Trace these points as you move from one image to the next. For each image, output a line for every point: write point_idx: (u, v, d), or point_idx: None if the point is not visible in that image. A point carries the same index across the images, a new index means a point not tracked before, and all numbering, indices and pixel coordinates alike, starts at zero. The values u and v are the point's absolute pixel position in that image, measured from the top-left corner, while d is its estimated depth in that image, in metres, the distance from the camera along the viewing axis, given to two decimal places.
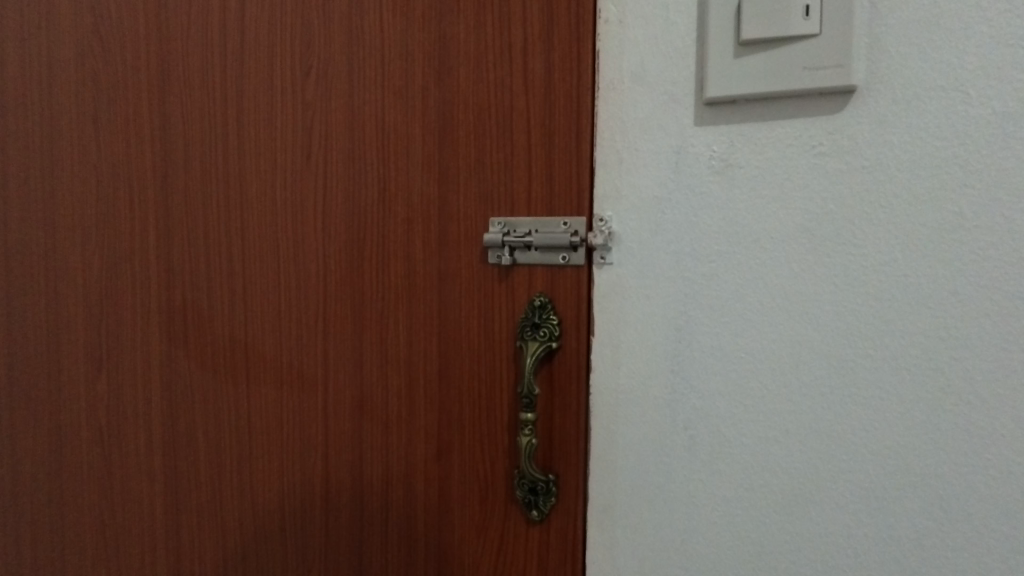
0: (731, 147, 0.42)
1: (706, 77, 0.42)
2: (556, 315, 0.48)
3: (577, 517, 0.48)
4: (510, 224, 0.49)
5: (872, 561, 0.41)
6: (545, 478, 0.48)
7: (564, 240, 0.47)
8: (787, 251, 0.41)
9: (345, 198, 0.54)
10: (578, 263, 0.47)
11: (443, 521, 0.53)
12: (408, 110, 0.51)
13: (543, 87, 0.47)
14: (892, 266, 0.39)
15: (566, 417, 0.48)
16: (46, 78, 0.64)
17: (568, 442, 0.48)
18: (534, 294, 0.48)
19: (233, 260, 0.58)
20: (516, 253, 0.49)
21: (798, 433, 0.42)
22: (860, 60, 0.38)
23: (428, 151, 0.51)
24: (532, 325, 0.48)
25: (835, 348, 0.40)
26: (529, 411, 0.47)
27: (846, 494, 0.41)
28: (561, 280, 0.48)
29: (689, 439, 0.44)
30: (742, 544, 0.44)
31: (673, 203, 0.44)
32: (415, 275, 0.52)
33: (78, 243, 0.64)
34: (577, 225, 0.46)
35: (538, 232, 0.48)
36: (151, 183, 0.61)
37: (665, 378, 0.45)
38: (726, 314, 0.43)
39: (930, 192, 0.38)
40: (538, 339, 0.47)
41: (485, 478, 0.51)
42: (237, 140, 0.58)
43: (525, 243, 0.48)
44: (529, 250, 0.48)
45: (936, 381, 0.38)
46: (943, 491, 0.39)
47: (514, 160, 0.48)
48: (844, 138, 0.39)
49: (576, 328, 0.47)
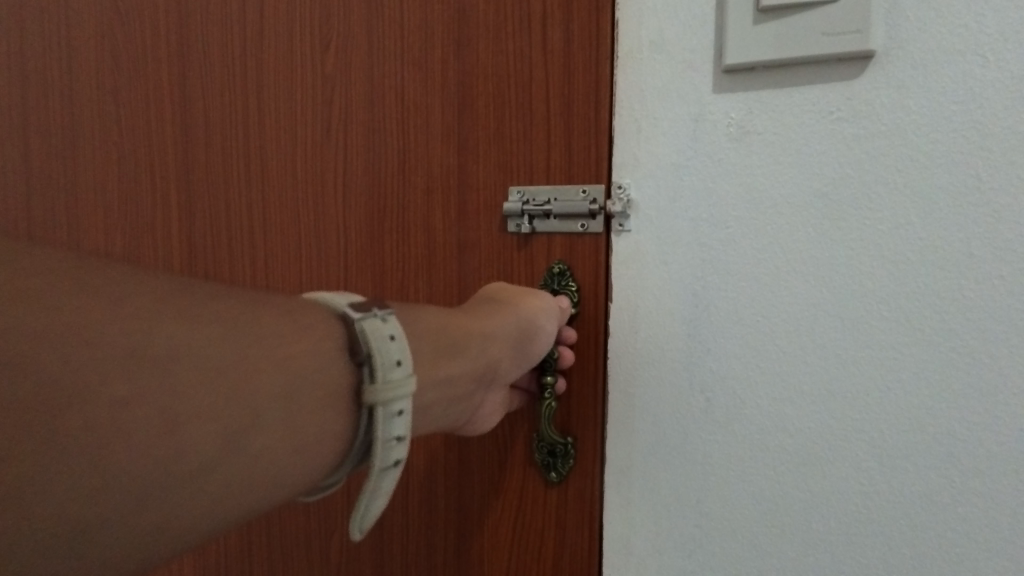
0: (749, 114, 0.43)
1: (725, 44, 0.42)
2: (575, 282, 0.49)
3: (594, 478, 0.49)
4: (529, 193, 0.49)
5: (883, 518, 0.42)
6: (563, 441, 0.49)
7: (582, 208, 0.47)
8: (803, 218, 0.42)
9: (365, 169, 0.55)
10: (597, 231, 0.47)
11: (463, 484, 0.54)
12: (429, 82, 0.52)
13: (563, 56, 0.47)
14: (908, 230, 0.40)
15: (585, 382, 0.49)
16: (65, 59, 0.65)
17: (586, 406, 0.49)
18: (553, 261, 0.50)
19: (256, 233, 0.59)
20: (535, 222, 0.50)
21: (813, 395, 0.43)
22: (879, 26, 0.39)
23: (447, 122, 0.51)
24: (551, 291, 0.49)
25: (849, 312, 0.41)
26: (550, 375, 0.49)
27: (859, 452, 0.42)
28: (580, 248, 0.49)
29: (705, 401, 0.46)
30: (757, 502, 0.45)
31: (691, 170, 0.44)
32: (435, 246, 0.53)
33: (101, 221, 0.65)
34: (597, 193, 0.47)
35: (557, 201, 0.48)
36: (171, 156, 0.62)
37: (683, 342, 0.46)
38: (742, 279, 0.44)
39: (946, 155, 0.39)
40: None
41: (505, 442, 0.53)
42: (257, 114, 0.58)
43: (544, 212, 0.49)
44: (548, 218, 0.49)
45: (950, 342, 0.39)
46: (954, 448, 0.40)
47: (534, 130, 0.49)
48: (860, 104, 0.40)
49: (594, 295, 0.48)
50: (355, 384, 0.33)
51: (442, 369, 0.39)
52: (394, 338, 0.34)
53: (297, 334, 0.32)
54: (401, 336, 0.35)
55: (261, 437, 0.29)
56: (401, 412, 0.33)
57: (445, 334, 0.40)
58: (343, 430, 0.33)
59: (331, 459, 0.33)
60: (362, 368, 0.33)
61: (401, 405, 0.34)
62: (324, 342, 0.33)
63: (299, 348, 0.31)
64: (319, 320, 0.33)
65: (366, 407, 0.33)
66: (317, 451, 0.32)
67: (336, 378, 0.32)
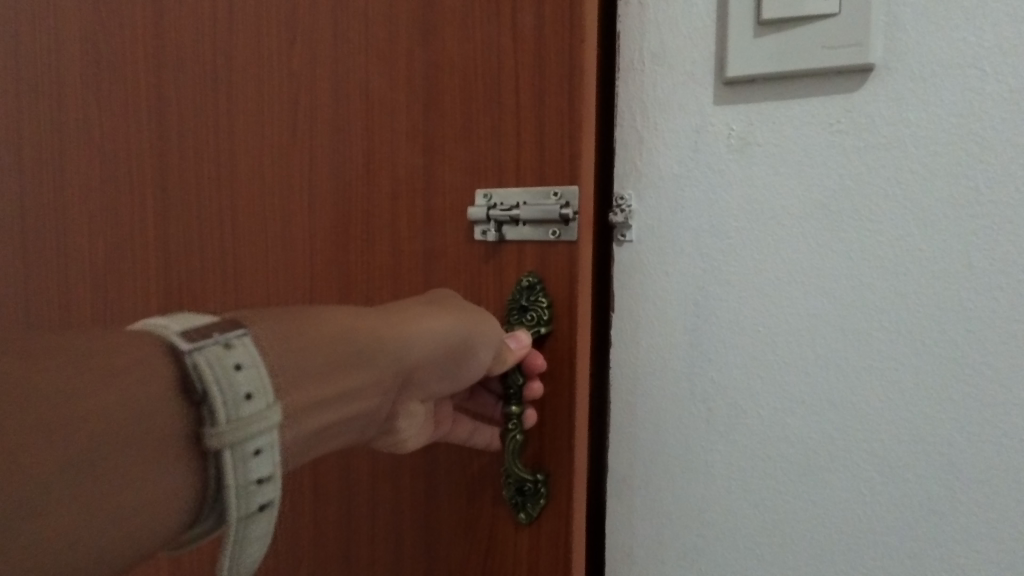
0: (750, 126, 0.43)
1: (726, 57, 0.43)
2: (546, 297, 0.43)
3: (568, 521, 0.43)
4: (496, 197, 0.44)
5: (885, 528, 0.42)
6: (533, 477, 0.43)
7: (554, 212, 0.42)
8: (804, 227, 0.42)
9: (330, 171, 0.51)
10: (571, 238, 0.42)
11: (430, 520, 0.48)
12: (392, 75, 0.47)
13: (534, 41, 0.42)
14: (909, 242, 0.40)
15: (559, 413, 0.43)
16: (47, 65, 0.64)
17: (560, 437, 0.43)
18: (523, 274, 0.44)
19: (220, 241, 0.56)
20: (503, 229, 0.44)
21: (813, 404, 0.43)
22: (879, 39, 0.39)
23: (410, 121, 0.47)
24: (520, 307, 0.43)
25: (850, 322, 0.42)
26: (514, 404, 0.42)
27: (860, 462, 0.42)
28: (554, 259, 0.43)
29: (707, 411, 0.46)
30: (760, 511, 0.45)
31: (693, 181, 0.45)
32: (401, 256, 0.48)
33: (78, 228, 0.64)
34: (571, 196, 0.42)
35: (527, 205, 0.43)
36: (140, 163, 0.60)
37: (685, 352, 0.46)
38: (744, 289, 0.44)
39: (946, 168, 0.39)
40: (527, 326, 0.43)
41: (473, 474, 0.46)
42: (227, 117, 0.55)
43: (512, 218, 0.43)
44: (517, 225, 0.44)
45: (951, 353, 0.40)
46: (956, 458, 0.40)
47: (503, 125, 0.44)
48: (861, 116, 0.40)
49: (569, 311, 0.42)
50: (191, 429, 0.25)
51: (335, 384, 0.31)
52: (242, 366, 0.26)
53: (102, 382, 0.23)
54: (254, 362, 0.27)
55: (47, 523, 0.22)
56: (259, 451, 0.26)
57: (346, 344, 0.32)
58: (183, 487, 0.25)
59: (179, 521, 0.25)
60: (201, 408, 0.25)
61: (259, 443, 0.26)
62: (144, 382, 0.24)
63: (105, 397, 0.23)
64: (135, 358, 0.25)
65: (210, 456, 0.26)
66: (152, 517, 0.24)
67: (155, 428, 0.24)
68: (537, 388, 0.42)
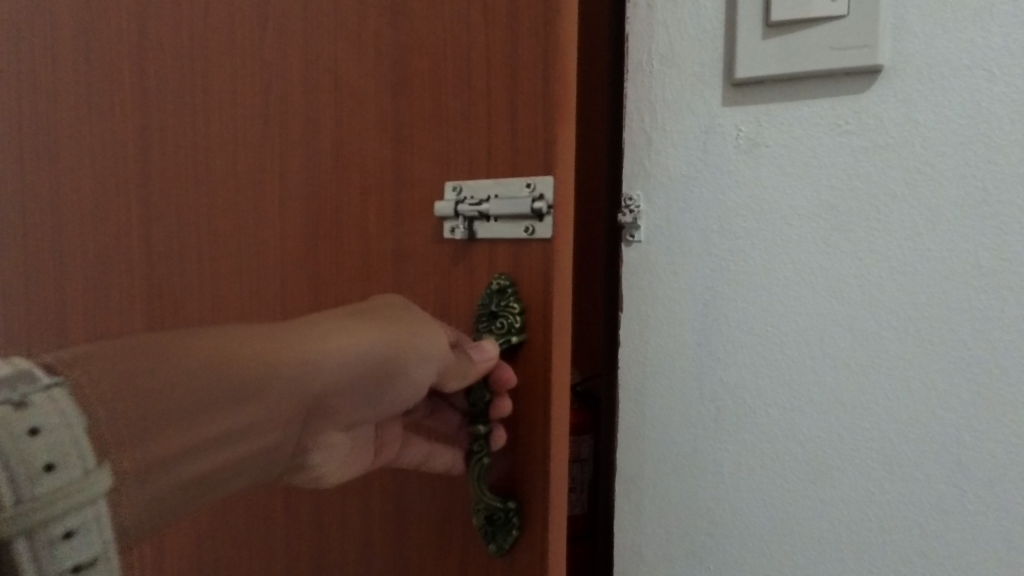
0: (758, 127, 0.43)
1: (735, 59, 0.43)
2: (518, 302, 0.38)
3: (544, 552, 0.39)
4: (466, 190, 0.40)
5: (893, 527, 0.42)
6: (503, 505, 0.39)
7: (524, 207, 0.38)
8: (812, 227, 0.42)
9: (302, 166, 0.48)
10: (545, 236, 0.38)
11: (400, 544, 0.44)
12: (362, 61, 0.44)
13: (506, 17, 0.38)
14: (917, 242, 0.40)
15: (532, 434, 0.39)
16: (54, 67, 0.65)
17: (534, 459, 0.39)
18: (495, 275, 0.40)
19: (196, 244, 0.55)
20: (474, 225, 0.40)
21: (821, 403, 0.43)
22: (887, 41, 0.40)
23: (378, 108, 0.44)
24: (489, 314, 0.39)
25: (858, 321, 0.42)
26: (481, 423, 0.38)
27: (868, 461, 0.42)
28: (527, 259, 0.39)
29: (715, 410, 0.46)
30: (767, 510, 0.45)
31: (701, 181, 0.45)
32: (371, 257, 0.45)
33: (77, 229, 0.64)
34: (542, 188, 0.37)
35: (497, 199, 0.39)
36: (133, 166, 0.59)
37: (693, 351, 0.46)
38: (752, 289, 0.44)
39: (953, 168, 0.39)
40: (497, 333, 0.39)
41: (443, 498, 0.42)
42: (204, 110, 0.54)
43: (482, 213, 0.39)
44: (489, 221, 0.40)
45: (959, 352, 0.40)
46: (964, 457, 0.40)
47: (473, 111, 0.40)
48: (869, 117, 0.41)
49: (543, 318, 0.38)
50: None
51: (212, 419, 0.30)
52: (39, 430, 0.23)
53: None
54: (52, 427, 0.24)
55: None
56: (69, 533, 0.24)
57: (228, 375, 0.30)
58: None
59: None
60: None
61: (65, 523, 0.24)
62: None
63: None
64: None
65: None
66: None
67: None
68: (505, 406, 0.39)
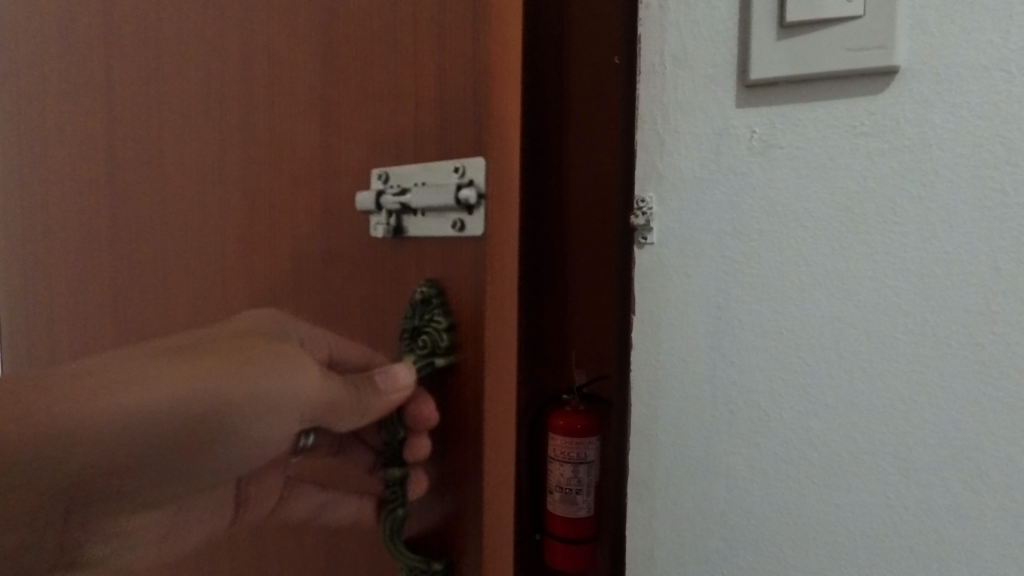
0: (773, 128, 0.43)
1: (748, 60, 0.43)
2: (442, 314, 0.41)
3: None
4: (394, 180, 0.43)
5: (909, 532, 0.42)
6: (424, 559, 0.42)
7: (449, 200, 0.40)
8: (827, 229, 0.42)
9: (289, 164, 0.50)
10: (474, 231, 0.40)
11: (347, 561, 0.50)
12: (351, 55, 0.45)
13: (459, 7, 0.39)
14: (934, 244, 0.40)
15: (452, 476, 0.43)
16: (107, 88, 0.70)
17: (458, 503, 0.42)
18: (425, 276, 0.42)
19: (224, 257, 0.57)
20: (404, 218, 0.43)
21: (836, 408, 0.43)
22: (903, 41, 0.39)
23: (357, 108, 0.45)
24: (417, 321, 0.42)
25: (874, 324, 0.41)
26: (397, 467, 0.43)
27: (883, 466, 0.42)
28: (457, 256, 0.41)
29: (728, 413, 0.46)
30: (783, 514, 0.45)
31: (714, 183, 0.45)
32: (334, 254, 0.48)
33: (132, 237, 0.69)
34: (469, 179, 0.39)
35: (423, 191, 0.41)
36: (167, 172, 0.63)
37: (706, 354, 0.46)
38: (766, 291, 0.44)
39: (971, 169, 0.39)
40: (421, 349, 0.42)
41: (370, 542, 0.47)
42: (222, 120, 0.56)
43: (408, 206, 0.42)
44: (416, 215, 0.43)
45: (976, 355, 0.39)
46: (981, 462, 0.40)
47: (433, 99, 0.41)
48: (885, 118, 0.40)
49: (473, 323, 0.40)
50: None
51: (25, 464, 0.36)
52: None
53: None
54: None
55: None
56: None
57: (83, 422, 0.36)
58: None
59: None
60: None
61: None
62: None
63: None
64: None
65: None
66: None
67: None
68: (423, 445, 0.44)
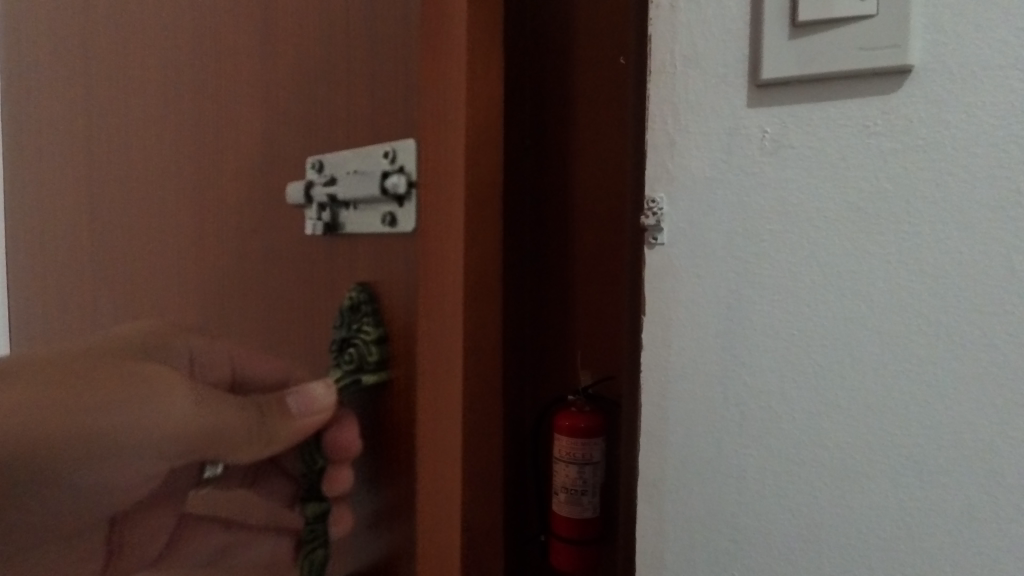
0: (784, 128, 0.43)
1: (760, 60, 0.43)
2: (370, 305, 0.49)
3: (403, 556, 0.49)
4: (327, 176, 0.52)
5: (923, 534, 0.42)
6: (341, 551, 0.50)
7: (371, 191, 0.48)
8: (840, 229, 0.42)
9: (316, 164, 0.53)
10: (401, 221, 0.46)
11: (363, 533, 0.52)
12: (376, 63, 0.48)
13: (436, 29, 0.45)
14: (948, 244, 0.39)
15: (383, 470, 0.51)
16: (149, 98, 0.73)
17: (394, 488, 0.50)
18: (362, 270, 0.50)
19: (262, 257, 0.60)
20: (338, 212, 0.52)
21: (849, 409, 0.43)
22: (917, 40, 0.39)
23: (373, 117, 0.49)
24: (353, 316, 0.49)
25: (887, 325, 0.41)
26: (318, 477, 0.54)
27: (897, 467, 0.42)
28: (388, 245, 0.48)
29: (739, 414, 0.45)
30: (795, 516, 0.45)
31: (725, 183, 0.45)
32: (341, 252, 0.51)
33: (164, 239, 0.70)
34: (393, 170, 0.46)
35: (352, 190, 0.49)
36: (197, 167, 0.65)
37: (716, 355, 0.46)
38: (778, 291, 0.44)
39: (985, 169, 0.39)
40: (350, 363, 0.50)
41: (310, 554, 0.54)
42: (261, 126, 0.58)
43: (344, 203, 0.51)
44: (349, 210, 0.51)
45: (991, 356, 0.39)
46: (996, 463, 0.40)
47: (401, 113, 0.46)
48: (898, 117, 0.40)
49: (405, 307, 0.47)
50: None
51: None
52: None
53: None
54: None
55: None
56: None
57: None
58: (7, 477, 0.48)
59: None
60: None
61: None
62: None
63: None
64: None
65: None
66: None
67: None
68: (344, 477, 0.53)
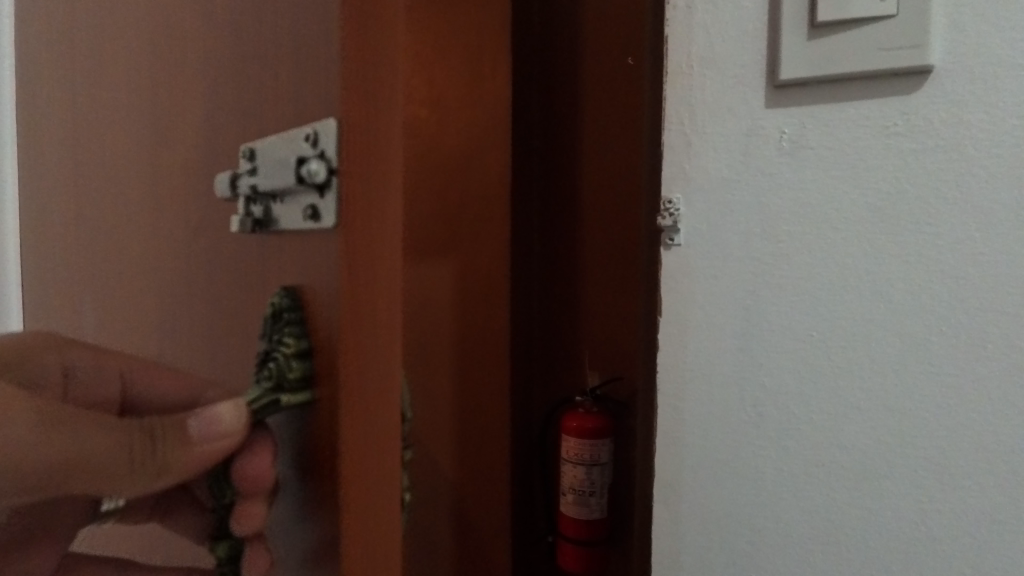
0: (803, 129, 0.43)
1: (778, 60, 0.43)
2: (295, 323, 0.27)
3: None
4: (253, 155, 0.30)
5: (943, 536, 0.41)
6: None
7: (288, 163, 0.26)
8: (859, 230, 0.42)
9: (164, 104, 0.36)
10: (323, 204, 0.24)
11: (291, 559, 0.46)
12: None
13: None
14: (969, 245, 0.39)
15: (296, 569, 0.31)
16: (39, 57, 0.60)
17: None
18: (291, 272, 0.29)
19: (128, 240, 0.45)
20: (259, 207, 0.30)
21: (868, 411, 0.42)
22: (937, 41, 0.39)
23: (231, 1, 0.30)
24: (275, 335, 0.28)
25: (907, 326, 0.41)
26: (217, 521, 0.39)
27: (917, 469, 0.42)
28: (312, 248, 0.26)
29: (757, 416, 0.45)
30: (813, 518, 0.44)
31: (742, 184, 0.44)
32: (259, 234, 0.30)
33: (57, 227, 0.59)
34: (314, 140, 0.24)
35: (270, 166, 0.28)
36: (86, 135, 0.52)
37: (733, 356, 0.46)
38: (796, 292, 0.44)
39: (1006, 170, 0.38)
40: (265, 381, 0.29)
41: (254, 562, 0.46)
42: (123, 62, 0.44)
43: (267, 196, 0.29)
44: (273, 201, 0.29)
45: (1013, 358, 0.39)
46: (1017, 465, 0.39)
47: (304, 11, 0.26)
48: (918, 118, 0.40)
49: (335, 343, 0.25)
50: None
51: None
52: None
53: None
54: None
55: None
56: None
57: None
58: None
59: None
60: None
61: None
62: None
63: None
64: None
65: None
66: None
67: None
68: (255, 514, 0.36)
